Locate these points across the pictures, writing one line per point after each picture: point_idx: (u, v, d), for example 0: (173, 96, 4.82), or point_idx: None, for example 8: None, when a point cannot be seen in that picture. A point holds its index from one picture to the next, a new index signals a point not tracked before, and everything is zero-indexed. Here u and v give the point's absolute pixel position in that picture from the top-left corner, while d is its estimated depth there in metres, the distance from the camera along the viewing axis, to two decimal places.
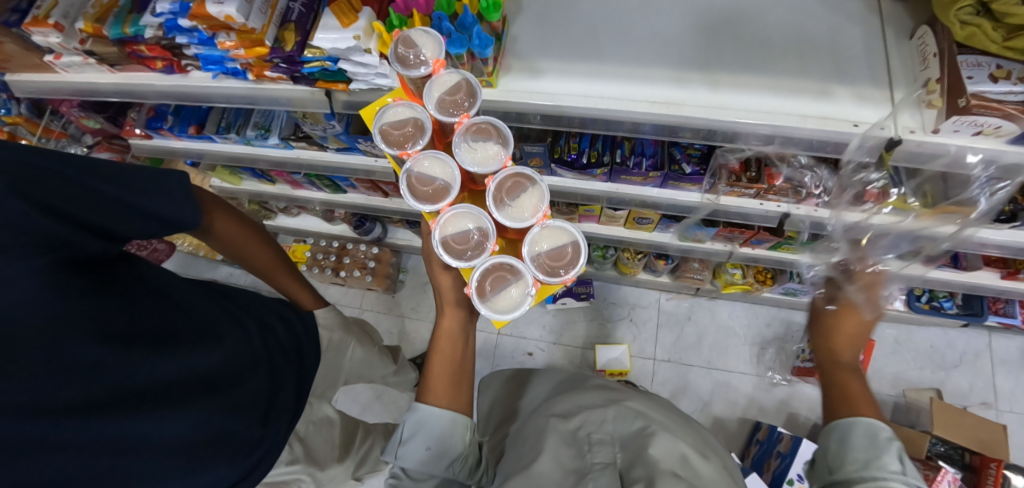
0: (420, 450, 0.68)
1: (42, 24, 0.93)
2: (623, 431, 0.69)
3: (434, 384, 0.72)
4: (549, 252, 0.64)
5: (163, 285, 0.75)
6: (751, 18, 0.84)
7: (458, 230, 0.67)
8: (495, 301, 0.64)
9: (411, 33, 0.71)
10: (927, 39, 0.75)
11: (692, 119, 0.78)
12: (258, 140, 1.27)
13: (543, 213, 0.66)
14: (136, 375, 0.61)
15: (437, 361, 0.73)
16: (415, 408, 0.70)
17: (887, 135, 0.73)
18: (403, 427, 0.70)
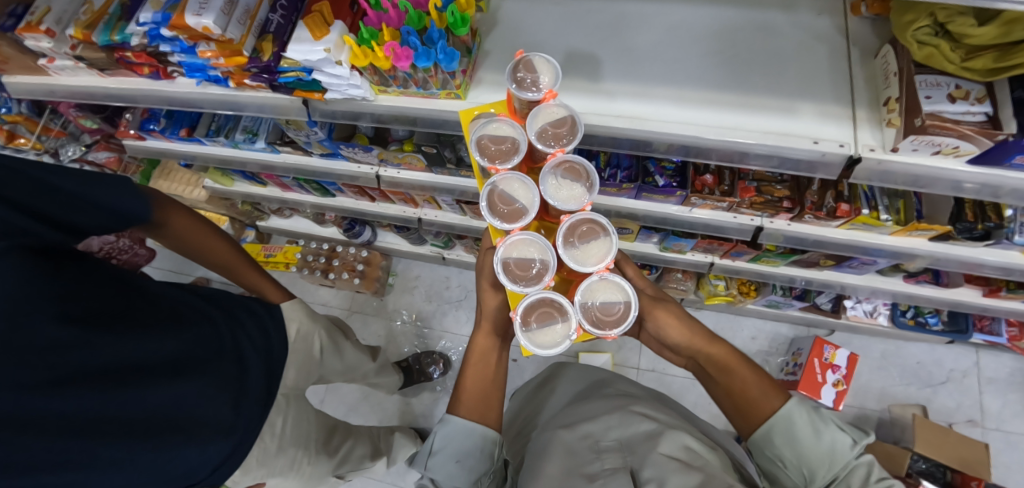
0: (449, 463, 0.64)
1: (34, 30, 0.96)
2: (629, 433, 0.68)
3: (467, 398, 0.70)
4: (604, 304, 0.63)
5: (132, 281, 0.77)
6: (717, 35, 0.85)
7: (521, 255, 0.66)
8: (536, 335, 0.62)
9: (536, 58, 0.69)
10: (889, 59, 0.75)
11: (655, 134, 0.79)
12: (246, 144, 1.29)
13: (607, 265, 0.64)
14: (98, 355, 0.63)
15: (470, 373, 0.72)
16: (445, 419, 0.69)
17: (846, 152, 0.74)
18: (432, 438, 0.68)
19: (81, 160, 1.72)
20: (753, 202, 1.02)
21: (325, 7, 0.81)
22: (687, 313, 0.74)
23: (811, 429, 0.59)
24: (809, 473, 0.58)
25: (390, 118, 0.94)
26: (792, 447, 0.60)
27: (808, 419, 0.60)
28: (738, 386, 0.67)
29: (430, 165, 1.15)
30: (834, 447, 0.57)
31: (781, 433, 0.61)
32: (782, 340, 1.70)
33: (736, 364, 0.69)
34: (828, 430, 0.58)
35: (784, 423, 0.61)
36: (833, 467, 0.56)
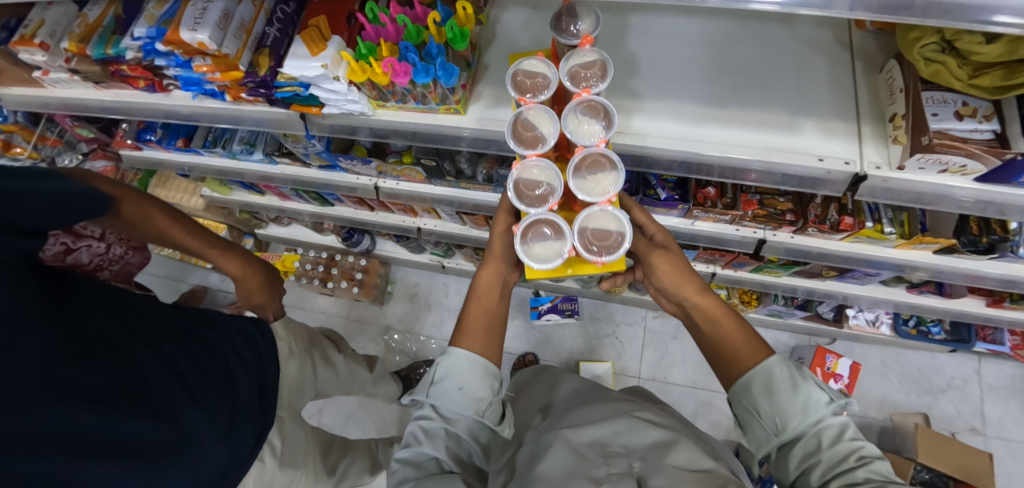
0: (453, 390, 0.65)
1: (28, 44, 0.95)
2: (640, 441, 0.64)
3: (469, 330, 0.69)
4: (597, 230, 0.63)
5: (114, 302, 0.75)
6: (718, 48, 0.84)
7: (531, 177, 0.66)
8: (531, 249, 0.63)
9: (581, 4, 0.69)
10: (894, 73, 0.74)
11: (657, 151, 0.78)
12: (243, 154, 1.27)
13: (611, 197, 0.64)
14: (99, 374, 0.62)
15: (473, 307, 0.70)
16: (448, 352, 0.67)
17: (851, 170, 0.73)
18: (435, 368, 0.67)
19: None
20: (756, 215, 1.01)
21: (321, 22, 0.80)
22: (688, 262, 0.67)
23: (789, 385, 0.57)
24: (781, 423, 0.57)
25: (389, 132, 0.93)
26: (769, 398, 0.58)
27: (788, 374, 0.58)
28: (725, 340, 0.63)
29: (429, 177, 1.14)
30: (808, 400, 0.56)
31: (759, 385, 0.58)
32: (783, 349, 1.70)
33: (724, 318, 0.64)
34: (806, 386, 0.57)
35: (764, 376, 0.58)
36: (805, 419, 0.56)
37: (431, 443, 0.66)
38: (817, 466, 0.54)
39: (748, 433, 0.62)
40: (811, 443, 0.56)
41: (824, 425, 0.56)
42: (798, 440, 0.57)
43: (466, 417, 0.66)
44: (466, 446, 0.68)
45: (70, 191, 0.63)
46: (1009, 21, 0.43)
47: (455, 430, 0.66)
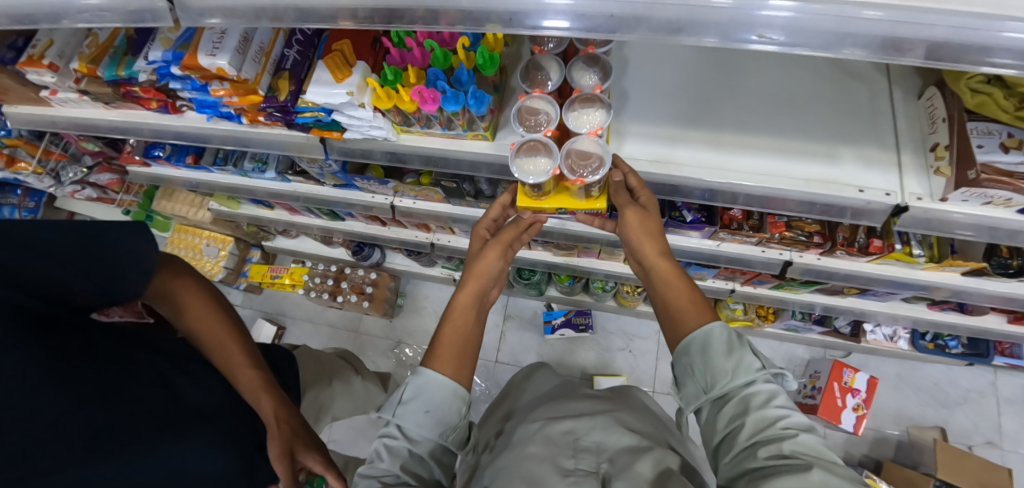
0: (419, 413, 0.60)
1: (36, 64, 0.92)
2: (615, 445, 0.61)
3: (443, 353, 0.66)
4: (581, 149, 0.71)
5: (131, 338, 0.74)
6: (750, 73, 0.82)
7: (533, 105, 0.73)
8: (523, 165, 0.71)
9: None
10: (935, 102, 0.72)
11: (690, 180, 0.76)
12: (255, 173, 1.25)
13: (599, 129, 0.72)
14: (117, 414, 0.62)
15: (448, 330, 0.68)
16: (417, 371, 0.63)
17: (892, 201, 0.72)
18: (402, 389, 0.62)
19: (82, 182, 1.71)
20: (783, 238, 1.00)
21: (346, 47, 0.77)
22: (660, 226, 0.71)
23: (725, 345, 0.56)
24: (711, 379, 0.55)
25: (412, 158, 0.91)
26: (704, 357, 0.57)
27: (726, 337, 0.57)
28: (672, 302, 0.65)
29: (448, 197, 1.12)
30: (740, 363, 0.54)
31: (695, 345, 0.58)
32: (798, 362, 1.69)
33: (676, 279, 0.67)
34: (741, 351, 0.55)
35: (702, 337, 0.58)
36: (732, 380, 0.54)
37: (392, 462, 0.59)
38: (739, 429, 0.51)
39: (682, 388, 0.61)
40: (736, 407, 0.53)
41: (756, 389, 0.53)
42: (725, 400, 0.54)
43: (431, 438, 0.60)
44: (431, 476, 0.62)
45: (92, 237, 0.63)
46: (1001, 64, 0.43)
47: (419, 450, 0.60)
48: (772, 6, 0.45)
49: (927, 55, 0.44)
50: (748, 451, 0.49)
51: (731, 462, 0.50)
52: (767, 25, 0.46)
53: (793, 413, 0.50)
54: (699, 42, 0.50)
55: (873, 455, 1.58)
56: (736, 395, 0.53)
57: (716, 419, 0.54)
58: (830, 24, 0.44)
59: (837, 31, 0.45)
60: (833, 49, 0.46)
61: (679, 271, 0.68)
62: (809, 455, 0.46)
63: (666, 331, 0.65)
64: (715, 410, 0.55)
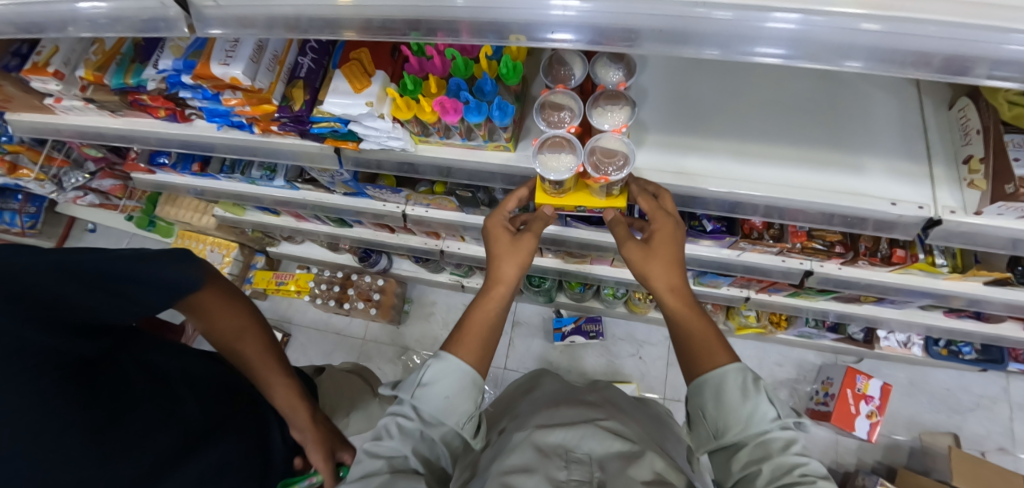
0: (438, 397, 0.58)
1: (42, 72, 0.90)
2: (607, 451, 0.62)
3: (465, 339, 0.64)
4: (606, 147, 0.68)
5: (164, 360, 0.73)
6: (777, 82, 0.81)
7: (558, 102, 0.71)
8: (545, 161, 0.68)
9: None
10: (968, 113, 0.70)
11: (717, 193, 0.74)
12: (263, 180, 1.22)
13: (623, 125, 0.69)
14: (135, 458, 0.57)
15: (477, 316, 0.66)
16: (439, 354, 0.61)
17: (926, 214, 0.70)
18: (423, 369, 0.60)
19: (85, 188, 1.69)
20: (804, 247, 0.98)
21: (364, 55, 0.75)
22: (677, 247, 0.67)
23: (739, 390, 0.54)
24: (722, 426, 0.53)
25: (430, 168, 0.89)
26: (716, 401, 0.55)
27: (742, 381, 0.54)
28: (685, 331, 0.62)
29: (462, 206, 1.10)
30: (754, 414, 0.52)
31: (709, 389, 0.56)
32: (809, 368, 1.68)
33: (688, 311, 0.63)
34: (755, 399, 0.53)
35: (716, 380, 0.55)
36: (745, 431, 0.52)
37: (399, 444, 0.57)
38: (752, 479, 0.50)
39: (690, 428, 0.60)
40: (749, 455, 0.52)
41: (770, 438, 0.51)
42: (738, 449, 0.53)
43: (446, 424, 0.58)
44: (434, 460, 0.61)
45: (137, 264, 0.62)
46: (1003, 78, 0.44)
47: (431, 433, 0.58)
48: (775, 19, 0.46)
49: (992, 72, 0.44)
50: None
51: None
52: (769, 38, 0.47)
53: (811, 461, 0.49)
54: (700, 54, 0.50)
55: (886, 462, 1.57)
56: (748, 442, 0.52)
57: (728, 463, 0.54)
58: (832, 36, 0.45)
59: (837, 43, 0.46)
60: (833, 61, 0.47)
61: (695, 302, 0.64)
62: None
63: (679, 356, 0.62)
64: (726, 458, 0.54)
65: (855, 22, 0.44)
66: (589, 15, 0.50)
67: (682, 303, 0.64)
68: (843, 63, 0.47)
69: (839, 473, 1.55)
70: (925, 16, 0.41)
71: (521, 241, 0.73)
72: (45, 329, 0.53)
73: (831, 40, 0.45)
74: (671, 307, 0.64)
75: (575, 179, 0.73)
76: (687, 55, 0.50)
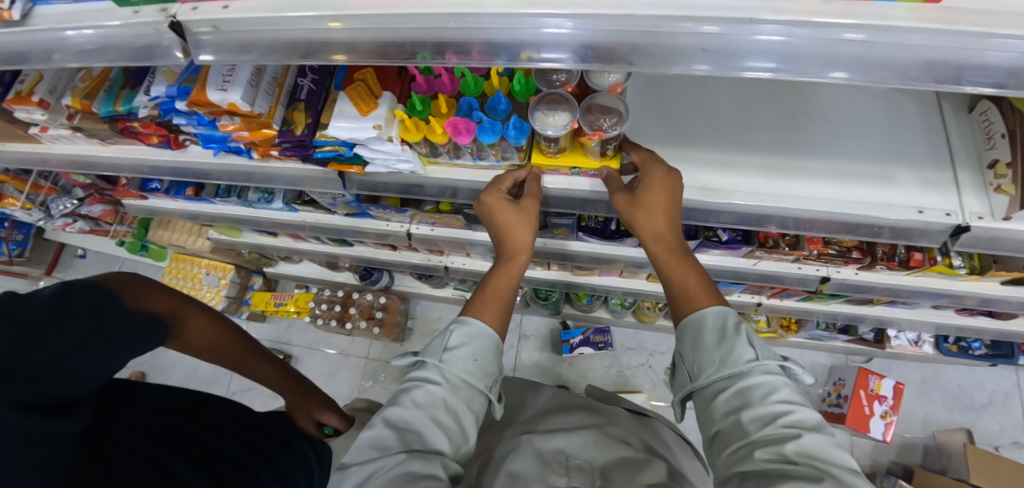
0: (466, 361, 0.55)
1: (25, 101, 0.85)
2: (611, 462, 0.58)
3: (484, 303, 0.62)
4: (602, 103, 0.64)
5: (133, 423, 0.58)
6: (798, 91, 0.79)
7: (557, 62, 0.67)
8: (541, 118, 0.64)
9: None
10: (991, 116, 0.69)
11: (742, 207, 0.72)
12: (261, 203, 1.17)
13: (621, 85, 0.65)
14: None
15: (494, 279, 0.64)
16: (462, 320, 0.58)
17: (954, 221, 0.68)
18: (447, 334, 0.57)
19: (74, 214, 1.66)
20: (822, 254, 0.96)
21: (369, 76, 0.72)
22: (674, 208, 0.63)
23: (717, 334, 0.52)
24: (697, 370, 0.53)
25: (439, 189, 0.85)
26: (694, 347, 0.54)
27: (721, 325, 0.53)
28: (676, 282, 0.60)
29: (469, 224, 1.06)
30: (728, 354, 0.50)
31: (688, 333, 0.55)
32: (821, 370, 1.67)
33: (675, 261, 0.61)
34: (733, 341, 0.51)
35: (696, 325, 0.54)
36: (719, 371, 0.51)
37: (420, 412, 0.51)
38: (733, 426, 0.47)
39: (677, 379, 0.58)
40: (734, 401, 0.49)
41: (751, 379, 0.49)
42: (714, 392, 0.51)
43: (474, 387, 0.54)
44: (460, 443, 0.51)
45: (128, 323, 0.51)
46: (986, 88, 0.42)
47: (456, 401, 0.52)
48: (763, 33, 0.43)
49: None
50: (744, 453, 0.45)
51: (724, 462, 0.48)
52: (759, 52, 0.45)
53: (796, 408, 0.46)
54: (688, 71, 0.47)
55: (901, 462, 1.56)
56: (726, 385, 0.50)
57: (709, 411, 0.51)
58: (817, 48, 0.43)
59: (824, 54, 0.43)
60: (817, 72, 0.45)
61: (684, 251, 0.61)
62: (808, 464, 0.42)
63: (670, 304, 0.60)
64: (703, 405, 0.52)
65: (840, 33, 0.42)
66: (589, 33, 0.47)
67: (674, 256, 0.61)
68: (827, 75, 0.44)
69: None
70: (974, 28, 0.39)
71: (523, 205, 0.68)
72: (44, 408, 0.42)
73: (883, 59, 0.42)
74: (664, 263, 0.62)
75: (571, 138, 0.69)
76: (676, 72, 0.48)
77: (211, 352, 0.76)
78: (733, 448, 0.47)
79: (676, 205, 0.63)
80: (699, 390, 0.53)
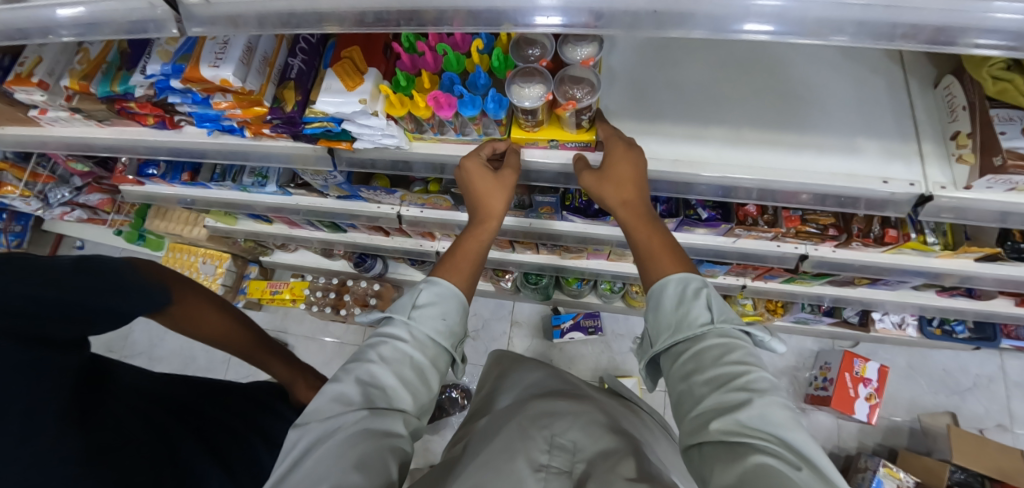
0: (436, 319, 0.58)
1: (25, 82, 0.88)
2: (594, 451, 0.54)
3: (454, 265, 0.65)
4: (573, 74, 0.67)
5: (125, 383, 0.63)
6: (770, 69, 0.81)
7: (532, 39, 0.71)
8: (517, 90, 0.67)
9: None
10: (954, 90, 0.72)
11: (715, 178, 0.74)
12: (255, 187, 1.20)
13: (592, 58, 0.68)
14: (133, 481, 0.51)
15: (466, 242, 0.67)
16: (432, 280, 0.61)
17: (916, 191, 0.71)
18: (417, 293, 0.59)
19: (71, 203, 1.70)
20: (799, 231, 0.99)
21: (355, 54, 0.74)
22: (642, 178, 0.66)
23: (676, 299, 0.55)
24: (656, 334, 0.55)
25: (423, 165, 0.88)
26: (655, 312, 0.57)
27: (680, 291, 0.55)
28: (642, 245, 0.63)
29: (457, 204, 1.09)
30: (683, 317, 0.53)
31: (652, 300, 0.58)
32: (808, 355, 1.69)
33: (640, 227, 0.63)
34: (689, 304, 0.54)
35: (658, 290, 0.57)
36: (675, 334, 0.53)
37: (386, 366, 0.52)
38: (688, 386, 0.49)
39: (645, 349, 0.60)
40: (689, 363, 0.51)
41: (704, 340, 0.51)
42: (674, 355, 0.54)
43: (440, 344, 0.57)
44: (421, 392, 0.54)
45: (134, 279, 0.58)
46: (994, 46, 0.43)
47: (422, 358, 0.55)
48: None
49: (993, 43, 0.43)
50: (699, 414, 0.46)
51: (684, 429, 0.48)
52: (756, 14, 0.46)
53: (751, 370, 0.47)
54: (688, 35, 0.49)
55: (887, 444, 1.58)
56: (682, 348, 0.52)
57: (670, 376, 0.53)
58: (813, 11, 0.44)
59: (789, 17, 0.45)
60: (818, 36, 0.46)
61: (652, 218, 0.64)
62: (761, 430, 0.42)
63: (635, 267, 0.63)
64: (667, 371, 0.54)
65: None
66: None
67: (638, 221, 0.64)
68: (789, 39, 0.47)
69: (841, 457, 1.56)
70: None
71: (501, 175, 0.71)
72: (50, 345, 0.49)
73: (820, 14, 0.44)
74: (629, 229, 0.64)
75: (548, 110, 0.72)
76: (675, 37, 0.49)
77: (217, 342, 0.79)
78: (693, 412, 0.47)
79: (643, 173, 0.67)
80: (662, 354, 0.55)
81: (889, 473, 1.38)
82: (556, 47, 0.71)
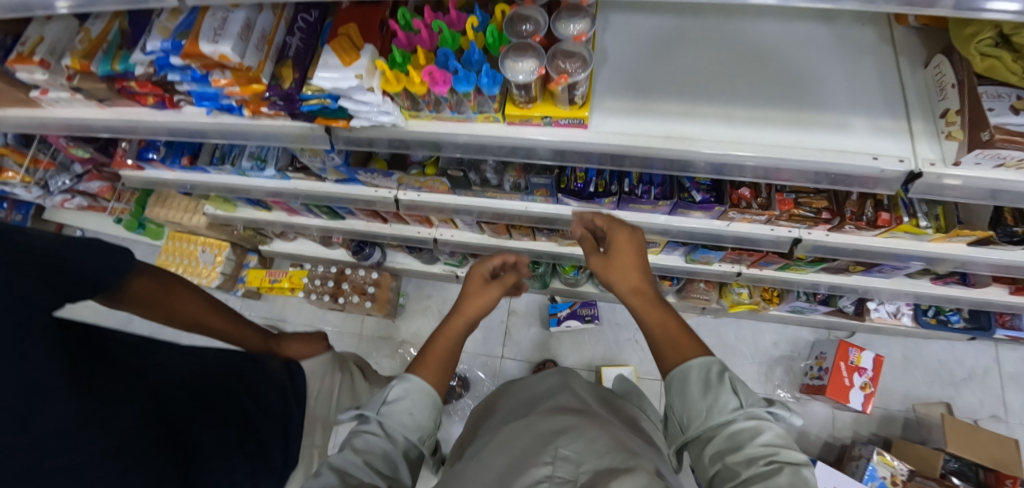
0: (406, 415, 0.56)
1: (27, 61, 0.89)
2: (595, 451, 0.50)
3: (428, 361, 0.63)
4: (566, 49, 0.68)
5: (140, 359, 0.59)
6: (762, 50, 0.82)
7: (526, 14, 0.71)
8: (511, 64, 0.67)
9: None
10: (944, 69, 0.73)
11: (706, 154, 0.75)
12: (254, 171, 1.22)
13: (586, 34, 0.69)
14: (123, 419, 0.50)
15: (438, 341, 0.66)
16: (404, 375, 0.59)
17: (906, 167, 0.71)
18: (388, 389, 0.58)
19: (72, 190, 1.73)
20: (791, 214, 1.00)
21: (353, 30, 0.76)
22: (643, 263, 0.67)
23: (701, 382, 0.51)
24: (686, 422, 0.51)
25: (418, 144, 0.89)
26: (682, 398, 0.52)
27: (704, 373, 0.52)
28: (656, 329, 0.59)
29: (454, 187, 1.10)
30: (712, 404, 0.49)
31: (674, 385, 0.53)
32: (803, 345, 1.69)
33: (654, 309, 0.61)
34: (716, 390, 0.50)
35: (681, 376, 0.53)
36: (707, 421, 0.49)
37: (357, 456, 0.50)
38: (724, 473, 0.46)
39: (669, 432, 0.56)
40: (723, 447, 0.48)
41: (739, 429, 0.47)
42: (705, 443, 0.50)
43: (409, 439, 0.54)
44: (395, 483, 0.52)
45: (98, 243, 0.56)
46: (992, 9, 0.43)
47: (394, 451, 0.53)
48: None
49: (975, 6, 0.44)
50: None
51: None
52: None
53: (780, 452, 0.45)
54: None
55: (882, 434, 1.58)
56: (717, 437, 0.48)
57: (702, 462, 0.49)
58: None
59: None
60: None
61: (662, 300, 0.62)
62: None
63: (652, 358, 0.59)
64: (696, 456, 0.51)
65: None
66: None
67: (647, 307, 0.62)
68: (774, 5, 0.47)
69: (836, 447, 1.57)
70: None
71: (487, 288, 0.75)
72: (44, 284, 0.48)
73: None
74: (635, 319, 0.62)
75: (541, 86, 0.74)
76: None
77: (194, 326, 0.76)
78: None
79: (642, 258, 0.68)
80: (693, 442, 0.51)
81: (883, 461, 1.38)
82: (548, 24, 0.72)
